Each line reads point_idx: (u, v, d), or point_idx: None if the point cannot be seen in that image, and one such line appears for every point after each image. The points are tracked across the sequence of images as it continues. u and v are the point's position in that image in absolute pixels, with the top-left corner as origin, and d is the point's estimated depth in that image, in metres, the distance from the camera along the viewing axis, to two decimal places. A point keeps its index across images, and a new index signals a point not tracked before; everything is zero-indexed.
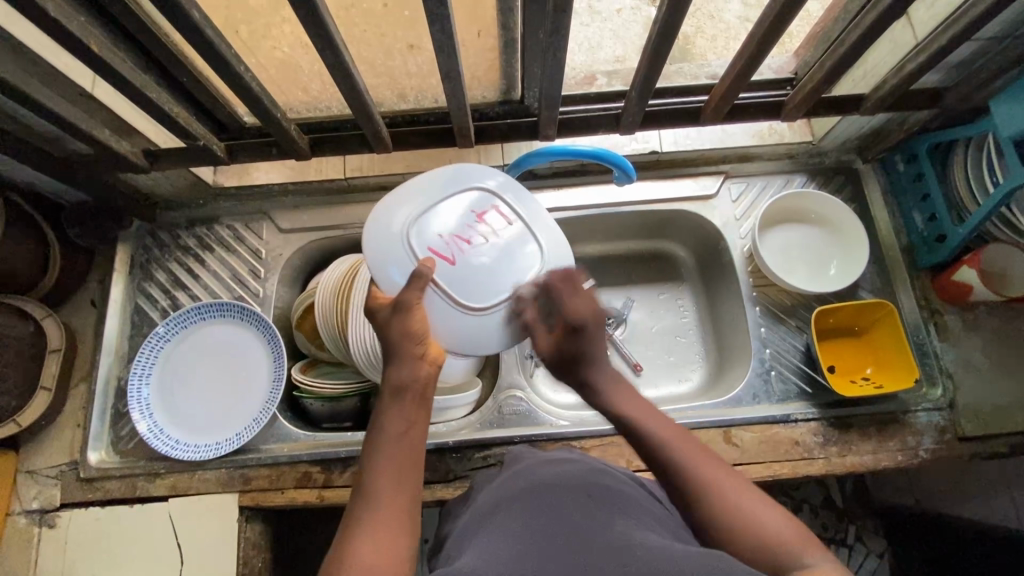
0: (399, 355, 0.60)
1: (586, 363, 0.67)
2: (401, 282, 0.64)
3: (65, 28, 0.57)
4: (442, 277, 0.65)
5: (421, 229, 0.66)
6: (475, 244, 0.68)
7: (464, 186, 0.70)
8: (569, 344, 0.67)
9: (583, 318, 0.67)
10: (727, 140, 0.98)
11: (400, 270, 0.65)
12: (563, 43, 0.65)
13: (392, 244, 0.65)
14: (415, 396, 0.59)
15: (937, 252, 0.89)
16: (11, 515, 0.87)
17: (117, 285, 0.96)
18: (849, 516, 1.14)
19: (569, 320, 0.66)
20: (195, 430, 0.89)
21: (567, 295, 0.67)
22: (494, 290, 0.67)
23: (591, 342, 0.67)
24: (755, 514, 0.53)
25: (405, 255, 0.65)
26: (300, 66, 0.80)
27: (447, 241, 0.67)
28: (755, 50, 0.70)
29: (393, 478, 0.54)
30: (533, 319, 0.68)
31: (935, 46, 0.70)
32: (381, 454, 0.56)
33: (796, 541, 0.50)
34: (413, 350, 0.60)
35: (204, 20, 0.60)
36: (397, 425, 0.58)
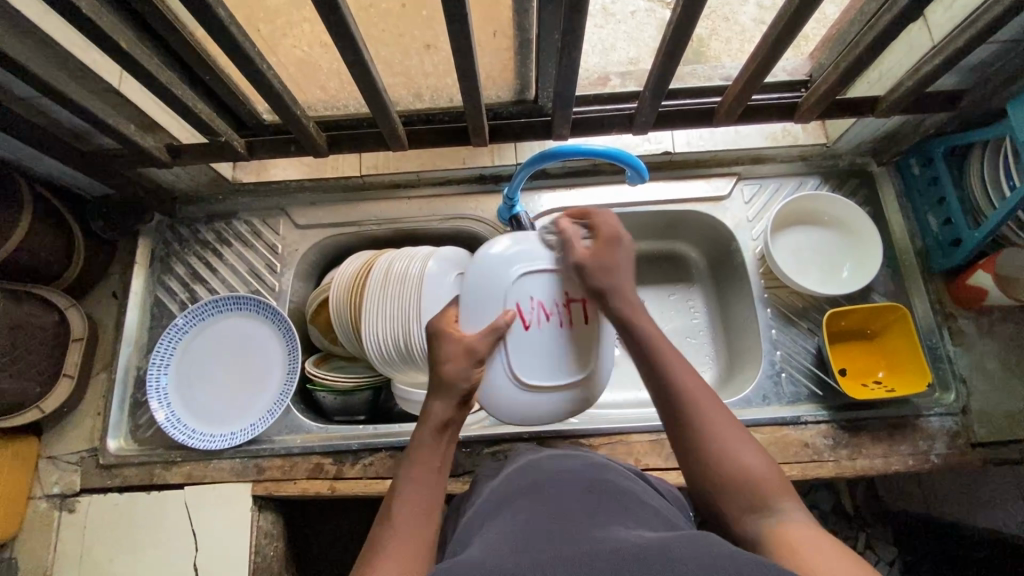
0: (444, 389, 0.62)
1: (611, 275, 0.64)
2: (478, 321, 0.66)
3: (95, 24, 0.59)
4: (513, 340, 0.66)
5: (522, 282, 0.67)
6: (556, 321, 0.67)
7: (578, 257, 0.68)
8: (605, 255, 0.65)
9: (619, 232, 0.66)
10: (741, 141, 0.97)
11: (482, 316, 0.66)
12: (578, 42, 0.66)
13: (493, 286, 0.66)
14: (451, 434, 0.62)
15: (951, 256, 0.88)
16: (33, 499, 0.90)
17: (139, 278, 0.98)
18: (860, 522, 1.13)
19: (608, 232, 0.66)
20: (210, 420, 0.91)
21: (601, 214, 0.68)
22: (551, 371, 0.67)
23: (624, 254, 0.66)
24: (741, 459, 0.54)
25: (491, 298, 0.66)
26: (319, 65, 0.82)
27: (539, 306, 0.67)
28: (771, 49, 0.69)
29: (421, 511, 0.55)
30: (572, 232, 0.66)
31: (951, 48, 0.70)
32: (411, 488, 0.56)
33: (780, 491, 0.52)
34: (462, 396, 0.63)
35: (228, 18, 0.61)
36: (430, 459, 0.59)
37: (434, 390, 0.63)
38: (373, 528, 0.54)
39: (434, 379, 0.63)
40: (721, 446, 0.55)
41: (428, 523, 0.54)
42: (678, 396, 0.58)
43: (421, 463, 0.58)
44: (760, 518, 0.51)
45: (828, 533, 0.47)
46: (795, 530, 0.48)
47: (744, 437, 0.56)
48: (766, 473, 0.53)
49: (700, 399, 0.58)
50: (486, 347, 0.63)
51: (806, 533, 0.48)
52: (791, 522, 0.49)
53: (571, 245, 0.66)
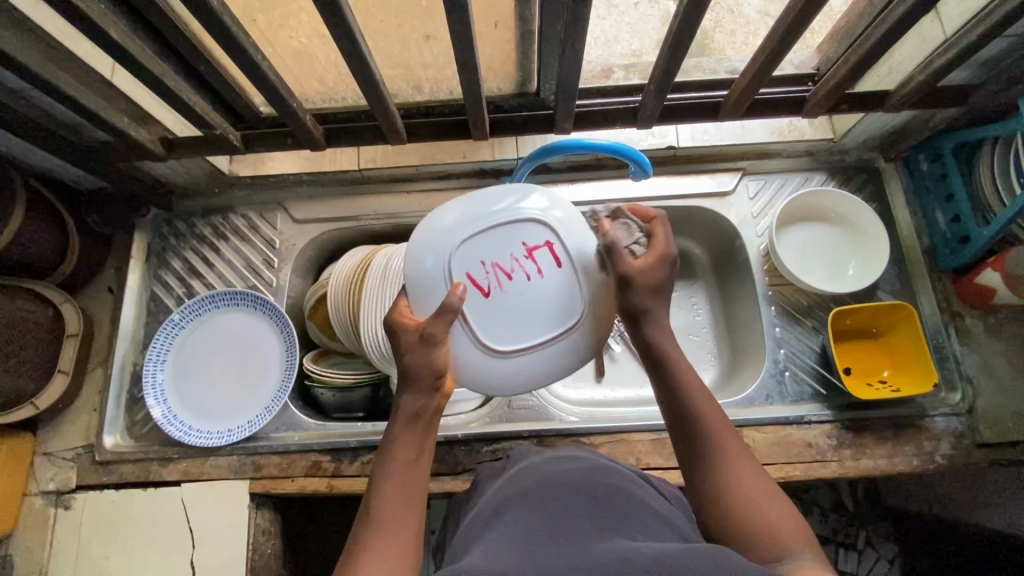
0: (414, 379, 0.58)
1: (659, 296, 0.60)
2: (429, 302, 0.61)
3: (85, 14, 0.57)
4: (471, 309, 0.61)
5: (468, 248, 0.61)
6: (517, 280, 0.61)
7: (524, 211, 0.62)
8: (660, 274, 0.59)
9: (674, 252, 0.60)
10: (747, 136, 0.96)
11: (429, 295, 0.61)
12: (582, 34, 0.64)
13: (436, 258, 0.61)
14: (426, 423, 0.58)
15: (959, 254, 0.87)
16: (28, 496, 0.89)
17: (135, 273, 0.97)
18: (861, 520, 1.10)
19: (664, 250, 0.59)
20: (207, 417, 0.90)
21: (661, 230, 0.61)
22: (516, 337, 0.62)
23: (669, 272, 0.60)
24: (760, 502, 0.53)
25: (436, 271, 0.61)
26: (317, 56, 0.80)
27: (489, 271, 0.61)
28: (779, 42, 0.68)
29: (399, 511, 0.53)
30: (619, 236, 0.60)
31: (965, 42, 0.68)
32: (388, 485, 0.54)
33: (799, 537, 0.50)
34: (432, 382, 0.58)
35: (222, 7, 0.60)
36: (404, 453, 0.56)
37: (403, 381, 0.58)
38: (354, 525, 0.53)
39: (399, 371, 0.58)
40: (742, 489, 0.54)
41: (408, 520, 0.53)
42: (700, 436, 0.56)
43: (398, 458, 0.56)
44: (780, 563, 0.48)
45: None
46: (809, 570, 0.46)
47: (765, 481, 0.54)
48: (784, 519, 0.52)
49: (722, 440, 0.56)
50: (442, 328, 0.57)
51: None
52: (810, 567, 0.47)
53: (616, 252, 0.59)
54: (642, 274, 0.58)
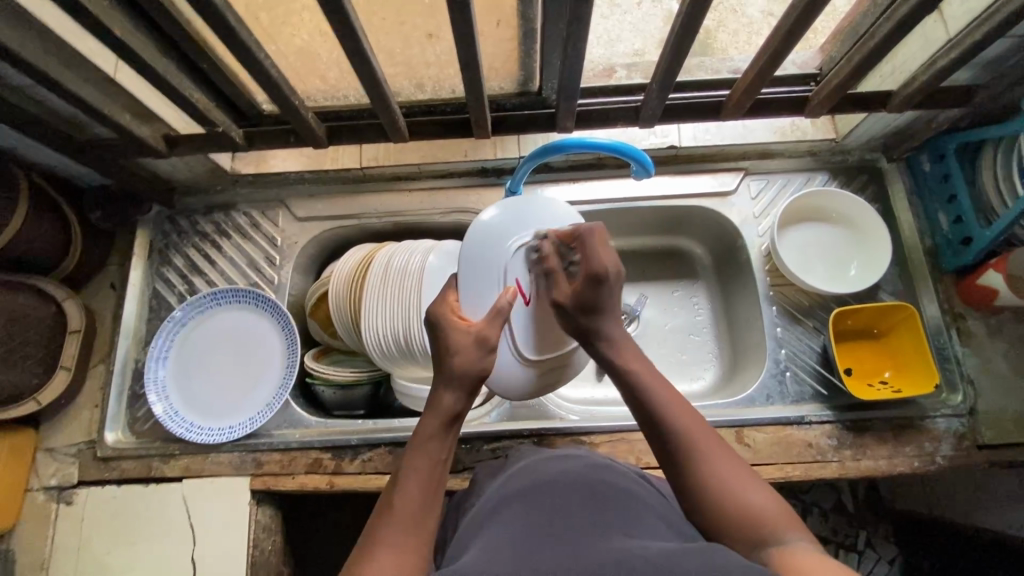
0: (453, 381, 0.59)
1: (598, 317, 0.62)
2: (480, 307, 0.65)
3: (87, 10, 0.57)
4: (518, 315, 0.67)
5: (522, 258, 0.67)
6: None
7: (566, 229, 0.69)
8: (586, 297, 0.62)
9: (601, 268, 0.61)
10: (748, 136, 0.96)
11: (484, 296, 0.66)
12: (584, 33, 0.64)
13: (491, 264, 0.66)
14: (455, 427, 0.59)
15: (962, 255, 0.87)
16: (30, 491, 0.89)
17: (137, 270, 0.97)
18: (860, 521, 1.12)
19: (591, 270, 0.61)
20: (208, 414, 0.91)
21: (592, 244, 0.62)
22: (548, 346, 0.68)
23: (606, 295, 0.62)
24: (744, 494, 0.51)
25: (492, 275, 0.66)
26: (319, 54, 0.80)
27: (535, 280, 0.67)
28: (781, 42, 0.67)
29: (421, 506, 0.53)
30: (556, 258, 0.65)
31: (969, 42, 0.68)
32: (414, 480, 0.54)
33: (787, 526, 0.49)
34: (475, 384, 0.60)
35: (225, 5, 0.59)
36: (430, 451, 0.56)
37: (444, 381, 0.59)
38: (372, 516, 0.53)
39: (441, 370, 0.60)
40: (720, 480, 0.53)
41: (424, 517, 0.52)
42: (675, 440, 0.55)
43: (427, 455, 0.56)
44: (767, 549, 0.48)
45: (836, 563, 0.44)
46: (799, 557, 0.45)
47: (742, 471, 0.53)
48: (770, 509, 0.50)
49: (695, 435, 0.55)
50: (497, 332, 0.61)
51: (812, 561, 0.44)
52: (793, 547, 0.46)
53: (552, 278, 0.65)
54: (567, 303, 0.62)
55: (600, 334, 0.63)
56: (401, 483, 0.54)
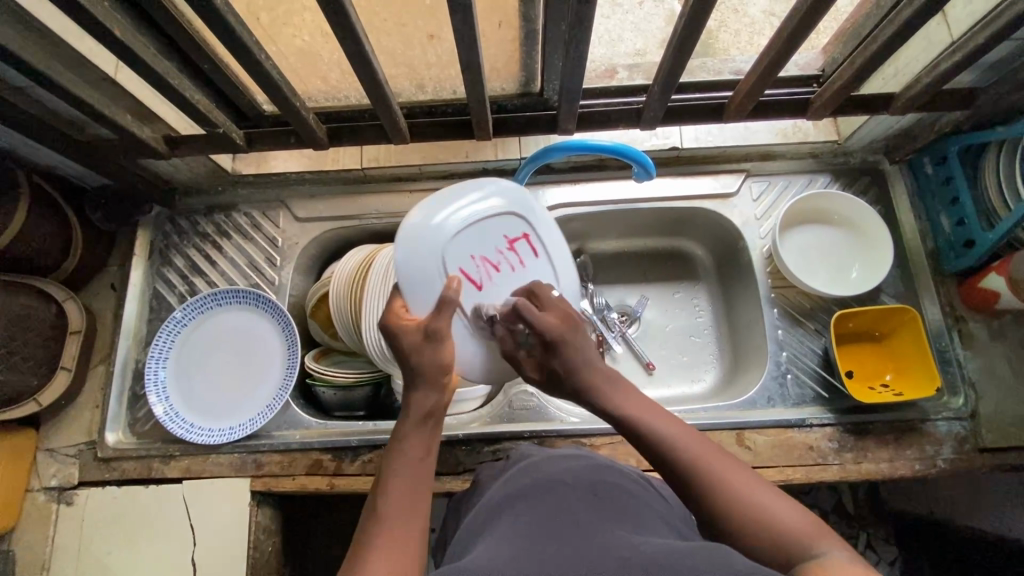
0: (421, 379, 0.60)
1: (570, 379, 0.63)
2: (426, 302, 0.64)
3: (88, 12, 0.57)
4: (467, 302, 0.67)
5: (458, 244, 0.66)
6: (504, 273, 0.69)
7: (498, 206, 0.68)
8: (552, 365, 0.64)
9: (552, 333, 0.62)
10: (749, 137, 0.96)
11: (426, 291, 0.64)
12: (586, 35, 0.64)
13: (428, 257, 0.64)
14: (433, 423, 0.60)
15: (964, 258, 0.86)
16: (30, 492, 0.89)
17: (137, 270, 0.97)
18: (861, 522, 1.11)
19: (544, 339, 0.63)
20: (208, 414, 0.91)
21: (534, 314, 0.63)
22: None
23: (568, 358, 0.63)
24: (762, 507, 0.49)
25: (434, 270, 0.64)
26: (320, 55, 0.80)
27: (477, 265, 0.67)
28: (784, 45, 0.67)
29: (411, 500, 0.53)
30: (512, 336, 0.66)
31: (972, 45, 0.68)
32: (400, 475, 0.55)
33: (815, 536, 0.46)
34: (440, 379, 0.61)
35: (226, 7, 0.59)
36: (410, 447, 0.57)
37: (412, 381, 0.60)
38: (362, 519, 0.53)
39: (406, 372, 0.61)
40: (736, 497, 0.50)
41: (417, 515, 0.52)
42: (684, 467, 0.54)
43: (409, 452, 0.57)
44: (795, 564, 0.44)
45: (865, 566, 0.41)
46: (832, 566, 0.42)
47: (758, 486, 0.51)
48: (794, 521, 0.48)
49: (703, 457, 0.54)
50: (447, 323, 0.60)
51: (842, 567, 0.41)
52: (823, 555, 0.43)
53: (514, 358, 0.67)
54: (535, 378, 0.66)
55: (581, 397, 0.64)
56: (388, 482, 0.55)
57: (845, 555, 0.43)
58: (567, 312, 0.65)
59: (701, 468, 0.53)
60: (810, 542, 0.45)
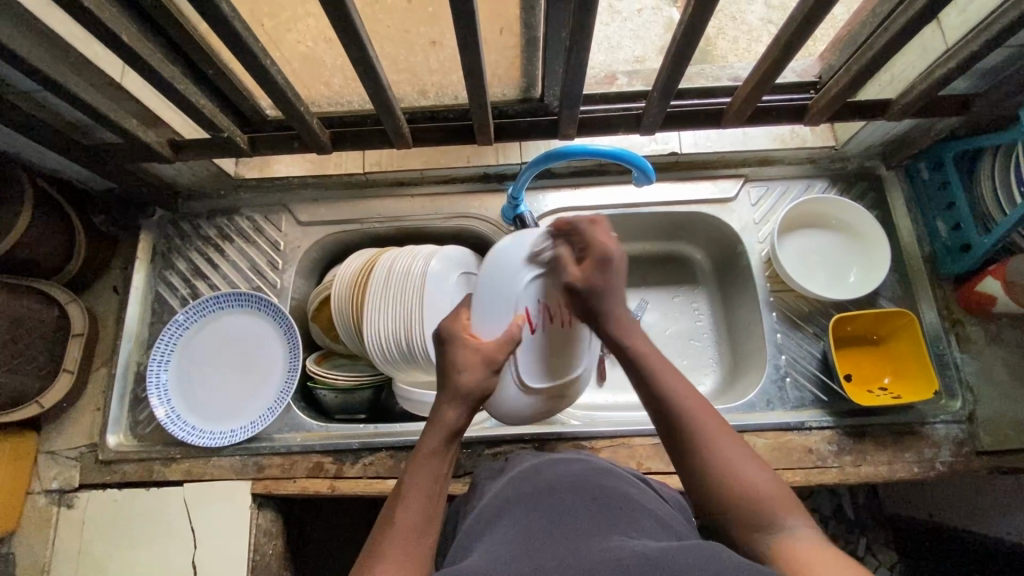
0: (458, 398, 0.62)
1: (603, 299, 0.65)
2: (490, 329, 0.70)
3: (97, 17, 0.58)
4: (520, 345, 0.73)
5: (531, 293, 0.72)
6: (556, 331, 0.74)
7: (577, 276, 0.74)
8: (596, 279, 0.66)
9: (607, 251, 0.66)
10: (748, 143, 0.97)
11: (495, 319, 0.70)
12: (587, 41, 0.65)
13: (504, 292, 0.71)
14: (456, 442, 0.61)
15: (960, 261, 0.87)
16: (31, 494, 0.89)
17: (140, 273, 0.97)
18: (861, 528, 1.12)
19: (599, 254, 0.66)
20: (209, 417, 0.91)
21: (595, 230, 0.68)
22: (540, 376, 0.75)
23: (614, 276, 0.66)
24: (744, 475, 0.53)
25: (506, 305, 0.71)
26: (323, 60, 0.81)
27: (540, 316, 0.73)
28: (781, 51, 0.68)
29: (422, 519, 0.53)
30: (566, 255, 0.70)
31: (967, 52, 0.69)
32: (415, 495, 0.55)
33: (785, 509, 0.51)
34: (473, 403, 0.63)
35: (232, 12, 0.60)
36: (431, 465, 0.57)
37: (448, 396, 0.62)
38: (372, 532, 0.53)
39: (447, 386, 0.62)
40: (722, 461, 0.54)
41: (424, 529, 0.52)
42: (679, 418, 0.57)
43: (428, 469, 0.57)
44: (765, 537, 0.50)
45: (832, 551, 0.46)
46: (800, 550, 0.47)
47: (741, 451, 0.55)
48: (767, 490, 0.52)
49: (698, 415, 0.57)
50: (503, 353, 0.65)
51: (810, 551, 0.47)
52: (791, 537, 0.48)
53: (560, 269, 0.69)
54: (579, 284, 0.66)
55: (607, 315, 0.65)
56: (402, 498, 0.55)
57: (814, 536, 0.48)
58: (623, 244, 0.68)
59: (700, 432, 0.56)
60: (782, 515, 0.50)
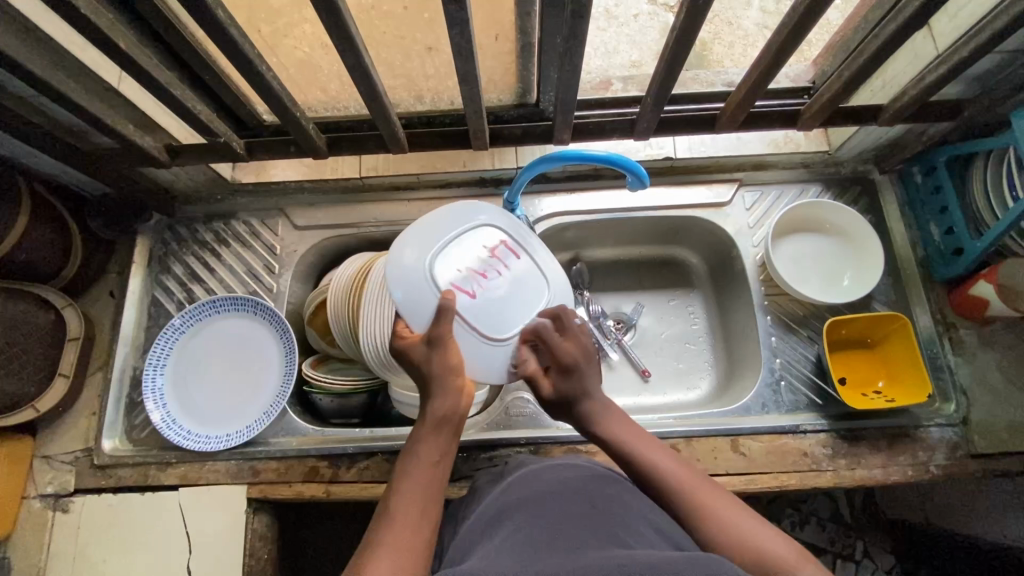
0: (441, 386, 0.60)
1: (578, 405, 0.66)
2: (426, 321, 0.67)
3: (94, 24, 0.59)
4: (466, 310, 0.69)
5: (443, 261, 0.70)
6: (492, 278, 0.72)
7: (476, 222, 0.74)
8: (564, 391, 0.66)
9: (569, 360, 0.66)
10: (742, 148, 0.97)
11: (422, 311, 0.67)
12: (581, 48, 0.65)
13: (415, 282, 0.68)
14: (451, 428, 0.60)
15: (953, 265, 0.88)
16: (26, 499, 0.89)
17: (136, 277, 0.98)
18: (858, 530, 1.13)
19: (562, 364, 0.67)
20: (205, 421, 0.91)
21: (557, 340, 0.68)
22: (507, 324, 0.70)
23: (581, 382, 0.66)
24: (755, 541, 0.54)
25: (427, 288, 0.67)
26: (320, 66, 0.81)
27: (467, 276, 0.70)
28: (773, 57, 0.69)
29: (419, 510, 0.54)
30: (533, 365, 0.69)
31: (957, 58, 0.69)
32: (411, 483, 0.56)
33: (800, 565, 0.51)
34: (456, 386, 0.61)
35: (228, 19, 0.61)
36: (427, 453, 0.58)
37: (431, 389, 0.61)
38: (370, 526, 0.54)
39: (427, 382, 0.61)
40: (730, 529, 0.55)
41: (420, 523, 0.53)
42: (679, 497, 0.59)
43: (422, 461, 0.57)
44: None
45: None
46: None
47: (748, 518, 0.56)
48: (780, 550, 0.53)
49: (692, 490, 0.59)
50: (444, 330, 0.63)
51: None
52: None
53: (533, 379, 0.68)
54: (549, 399, 0.67)
55: (586, 422, 0.66)
56: (400, 487, 0.56)
57: None
58: (587, 346, 0.68)
59: (700, 507, 0.57)
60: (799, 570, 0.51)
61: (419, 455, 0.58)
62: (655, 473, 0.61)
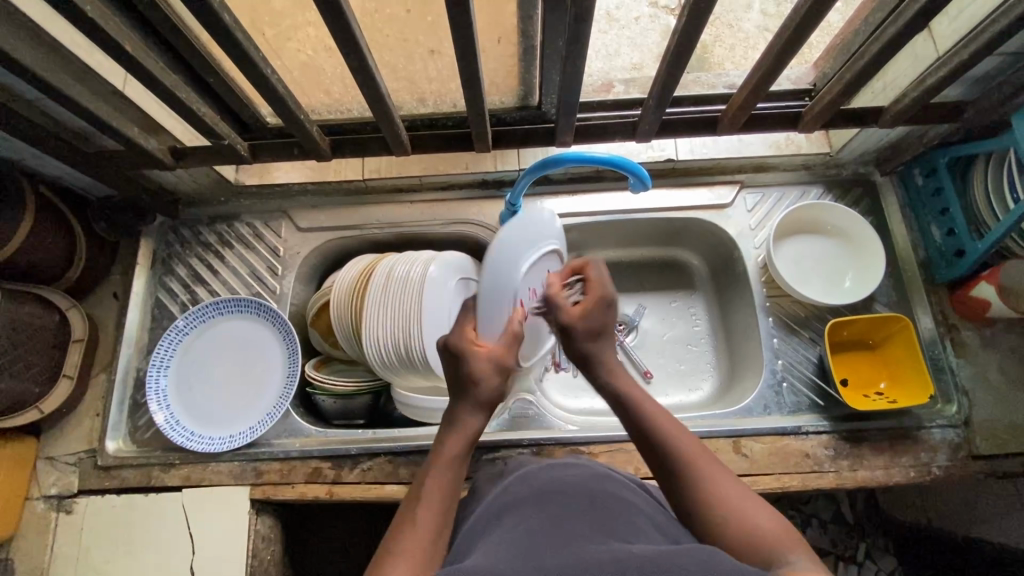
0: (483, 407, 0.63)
1: (601, 342, 0.69)
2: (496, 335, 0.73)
3: (100, 27, 0.59)
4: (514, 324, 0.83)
5: (529, 278, 0.78)
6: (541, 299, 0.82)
7: (554, 241, 0.82)
8: (597, 317, 0.69)
9: (608, 293, 0.71)
10: (744, 150, 0.98)
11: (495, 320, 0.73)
12: (583, 51, 0.66)
13: (504, 288, 0.73)
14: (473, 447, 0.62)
15: (954, 267, 0.88)
16: (30, 500, 0.89)
17: (140, 279, 0.98)
18: (860, 533, 1.12)
19: (603, 295, 0.71)
20: (209, 423, 0.91)
21: (600, 275, 0.73)
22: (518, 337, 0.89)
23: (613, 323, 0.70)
24: (743, 514, 0.53)
25: (507, 305, 0.73)
26: (323, 69, 0.82)
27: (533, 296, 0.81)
28: (775, 59, 0.69)
29: (438, 519, 0.54)
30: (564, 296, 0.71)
31: (957, 61, 0.70)
32: (433, 492, 0.56)
33: (784, 544, 0.49)
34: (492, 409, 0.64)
35: (233, 23, 0.61)
36: (449, 464, 0.58)
37: (470, 404, 0.63)
38: (387, 532, 0.53)
39: (471, 395, 0.63)
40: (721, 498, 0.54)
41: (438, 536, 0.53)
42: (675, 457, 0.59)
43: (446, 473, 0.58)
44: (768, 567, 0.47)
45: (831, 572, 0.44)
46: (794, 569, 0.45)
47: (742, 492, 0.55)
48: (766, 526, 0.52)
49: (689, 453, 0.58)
50: (511, 355, 0.65)
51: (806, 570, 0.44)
52: (789, 562, 0.46)
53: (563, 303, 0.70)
54: (576, 321, 0.69)
55: (599, 362, 0.68)
56: (421, 497, 0.56)
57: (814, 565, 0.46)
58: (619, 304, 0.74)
59: (694, 470, 0.57)
60: (781, 546, 0.49)
61: (438, 464, 0.58)
62: (652, 428, 0.61)
